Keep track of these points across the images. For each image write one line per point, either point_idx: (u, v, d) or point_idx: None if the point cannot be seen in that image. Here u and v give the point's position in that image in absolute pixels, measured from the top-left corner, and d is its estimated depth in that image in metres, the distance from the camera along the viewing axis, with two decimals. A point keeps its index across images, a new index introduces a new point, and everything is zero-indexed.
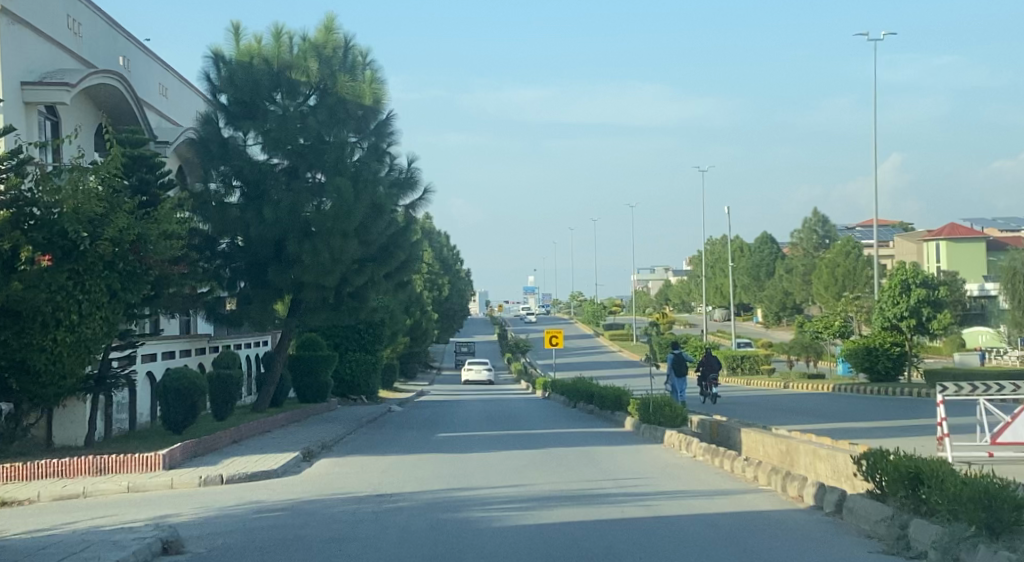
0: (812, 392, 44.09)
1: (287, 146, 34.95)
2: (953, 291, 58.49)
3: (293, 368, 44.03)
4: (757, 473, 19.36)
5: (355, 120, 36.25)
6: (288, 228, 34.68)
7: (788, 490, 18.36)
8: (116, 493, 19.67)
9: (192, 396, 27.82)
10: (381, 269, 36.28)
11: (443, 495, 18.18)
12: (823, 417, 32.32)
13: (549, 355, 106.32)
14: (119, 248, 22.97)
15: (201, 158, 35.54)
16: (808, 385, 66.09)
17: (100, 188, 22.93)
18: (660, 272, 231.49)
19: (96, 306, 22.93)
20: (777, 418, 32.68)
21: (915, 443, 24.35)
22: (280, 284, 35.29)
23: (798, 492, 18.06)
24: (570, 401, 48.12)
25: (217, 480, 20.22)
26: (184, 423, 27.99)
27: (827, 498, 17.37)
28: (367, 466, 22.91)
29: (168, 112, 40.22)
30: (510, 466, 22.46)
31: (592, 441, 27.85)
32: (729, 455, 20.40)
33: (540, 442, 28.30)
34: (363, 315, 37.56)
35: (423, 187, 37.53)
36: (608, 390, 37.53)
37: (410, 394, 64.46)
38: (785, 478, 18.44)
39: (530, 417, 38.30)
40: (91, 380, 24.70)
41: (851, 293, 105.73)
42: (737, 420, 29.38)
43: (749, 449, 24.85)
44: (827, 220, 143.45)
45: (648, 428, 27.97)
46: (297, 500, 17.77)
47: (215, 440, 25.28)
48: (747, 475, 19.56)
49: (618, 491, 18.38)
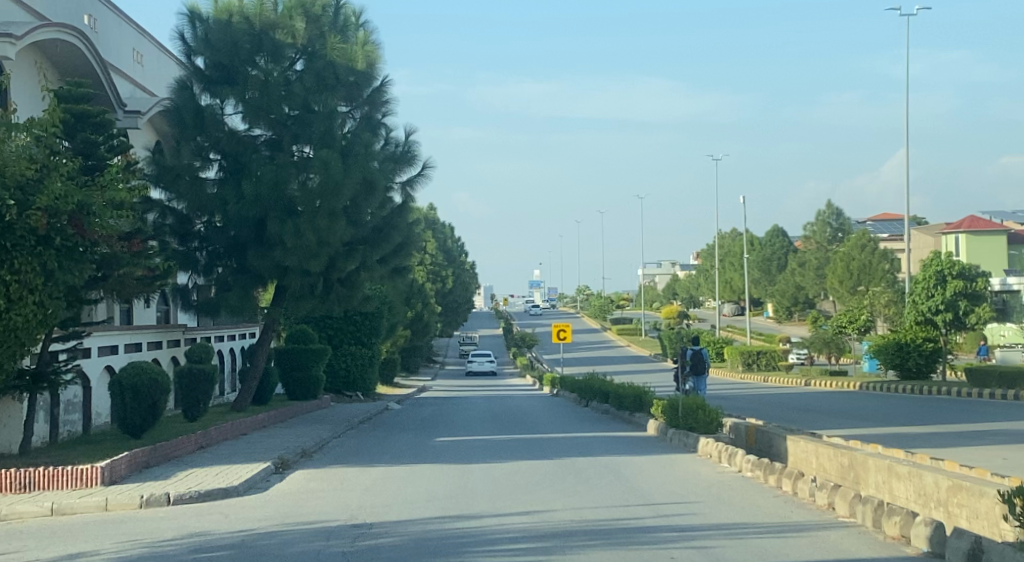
0: (846, 392, 40.37)
1: (270, 115, 31.37)
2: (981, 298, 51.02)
3: (281, 362, 40.45)
4: (833, 501, 15.76)
5: (347, 87, 32.58)
6: (270, 207, 31.09)
7: (885, 528, 14.71)
8: (37, 517, 16.16)
9: (151, 395, 24.19)
10: (373, 253, 32.66)
11: (438, 528, 14.66)
12: (873, 422, 28.56)
13: (556, 350, 102.79)
14: (56, 220, 19.41)
15: (174, 128, 31.95)
16: (832, 382, 62.40)
17: (33, 148, 19.39)
18: (666, 267, 227.62)
19: (28, 289, 19.35)
20: (819, 421, 29.10)
21: (997, 456, 20.66)
22: (261, 269, 31.72)
23: (901, 532, 14.40)
24: (583, 400, 44.47)
25: (162, 501, 16.63)
26: (143, 427, 24.24)
27: (953, 546, 13.65)
28: (351, 480, 19.29)
29: (142, 80, 36.68)
30: (519, 481, 18.92)
31: (615, 449, 24.14)
32: (793, 475, 16.81)
33: (553, 448, 24.61)
34: (354, 304, 33.93)
35: (422, 163, 33.76)
36: (627, 389, 33.87)
37: (409, 389, 60.82)
38: (879, 512, 14.79)
39: (540, 417, 34.70)
40: (26, 376, 21.13)
41: (866, 289, 101.81)
42: (776, 424, 25.75)
43: (802, 460, 21.20)
44: (841, 213, 139.39)
45: (679, 434, 24.34)
46: (252, 535, 14.27)
47: (173, 447, 21.71)
48: (820, 503, 15.96)
49: (654, 524, 14.84)
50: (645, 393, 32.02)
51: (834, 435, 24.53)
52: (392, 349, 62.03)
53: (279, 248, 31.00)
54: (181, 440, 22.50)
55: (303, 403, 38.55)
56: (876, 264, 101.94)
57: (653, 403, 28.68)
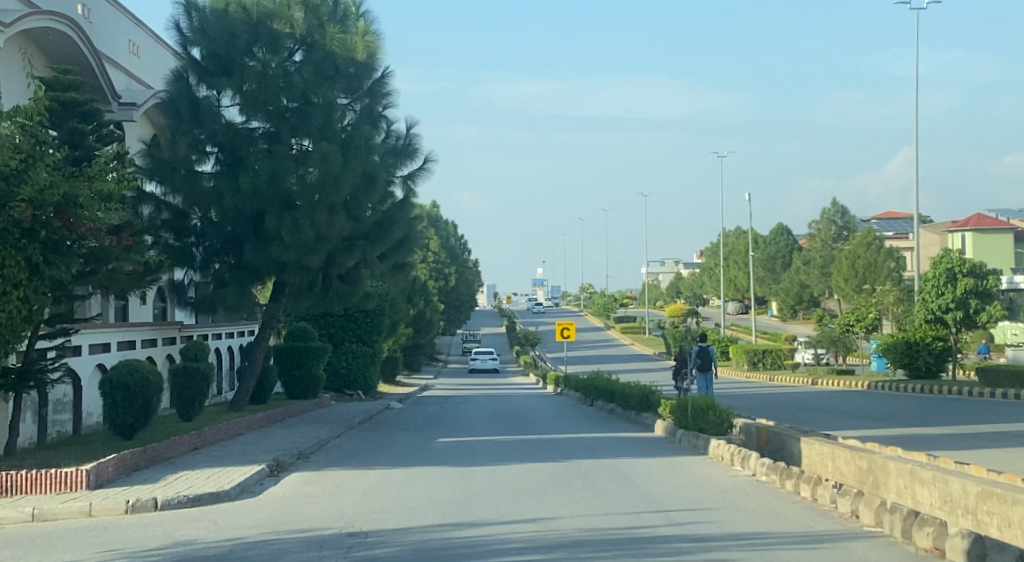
0: (857, 392, 39.56)
1: (268, 108, 30.61)
2: (988, 299, 49.89)
3: (280, 361, 39.68)
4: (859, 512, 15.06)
5: (346, 79, 31.81)
6: (267, 201, 30.32)
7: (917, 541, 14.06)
8: (17, 523, 15.45)
9: (143, 395, 23.39)
10: (374, 248, 31.88)
11: (437, 538, 13.96)
12: (887, 423, 27.77)
13: (560, 348, 102.10)
14: (41, 212, 18.65)
15: (170, 120, 31.18)
16: (839, 382, 61.58)
17: (17, 138, 18.66)
18: (670, 264, 226.81)
19: (12, 285, 18.59)
20: (831, 422, 28.35)
21: (1019, 460, 19.92)
22: (258, 265, 30.95)
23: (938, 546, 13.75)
24: (587, 399, 43.67)
25: (148, 506, 15.90)
26: (134, 427, 23.45)
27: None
28: (348, 484, 18.56)
29: (139, 72, 35.95)
30: (523, 485, 18.20)
31: (623, 451, 23.37)
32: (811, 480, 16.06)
33: (559, 450, 23.85)
34: (355, 301, 33.14)
35: (424, 156, 32.97)
36: (633, 388, 33.08)
37: (411, 388, 60.06)
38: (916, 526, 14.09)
39: (544, 417, 33.96)
40: (10, 376, 20.37)
41: (872, 287, 100.93)
42: (788, 425, 24.97)
43: (818, 463, 20.44)
44: (846, 211, 138.47)
45: (689, 436, 23.55)
46: (241, 546, 13.57)
47: (164, 448, 20.95)
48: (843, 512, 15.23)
49: (664, 534, 14.11)
50: (653, 393, 31.23)
51: (849, 437, 23.74)
52: (394, 347, 61.24)
53: (276, 243, 30.24)
54: (173, 441, 21.76)
55: (304, 403, 37.78)
56: (882, 262, 101.09)
57: (661, 403, 27.93)
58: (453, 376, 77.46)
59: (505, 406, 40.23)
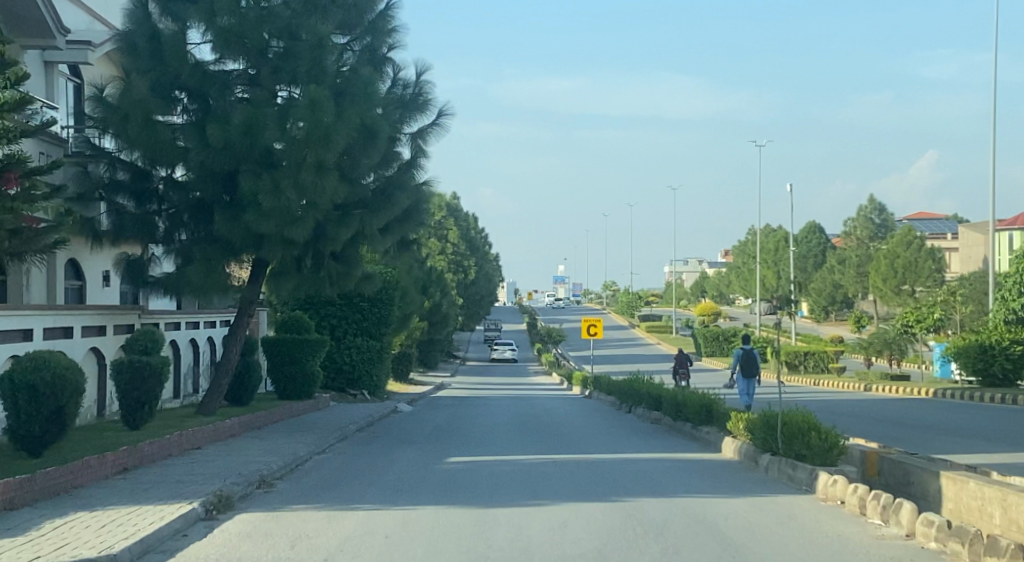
0: (943, 400, 33.55)
1: (247, 43, 24.90)
2: None
3: (270, 356, 33.85)
4: None
5: (342, 11, 26.10)
6: (242, 157, 24.62)
7: None
8: None
9: (55, 398, 17.48)
10: (373, 219, 26.06)
11: None
12: (1014, 446, 21.93)
13: (584, 347, 95.95)
14: None
15: (126, 59, 25.40)
16: (896, 389, 55.33)
17: None
18: (693, 264, 220.37)
19: None
20: (941, 441, 22.65)
21: None
22: (232, 238, 25.15)
23: None
24: (624, 404, 37.76)
25: None
26: (43, 442, 17.56)
27: None
28: (312, 538, 13.05)
29: (104, 14, 30.73)
30: (565, 548, 12.84)
31: (692, 484, 17.72)
32: None
33: (605, 480, 18.20)
34: (349, 284, 27.28)
35: (437, 108, 27.14)
36: (687, 397, 27.21)
37: (422, 387, 54.27)
38: None
39: (579, 429, 28.34)
40: None
41: (913, 288, 94.45)
42: (900, 449, 19.33)
43: (971, 511, 15.10)
44: (883, 208, 132.26)
45: (781, 464, 17.81)
46: None
47: (67, 474, 15.36)
48: None
49: None
50: (716, 402, 25.43)
51: (989, 469, 18.10)
52: (407, 341, 55.54)
53: (251, 210, 24.53)
54: (90, 461, 16.16)
55: (294, 405, 31.90)
56: (923, 262, 94.45)
57: (732, 417, 22.22)
58: (471, 374, 71.63)
59: (532, 412, 34.52)
